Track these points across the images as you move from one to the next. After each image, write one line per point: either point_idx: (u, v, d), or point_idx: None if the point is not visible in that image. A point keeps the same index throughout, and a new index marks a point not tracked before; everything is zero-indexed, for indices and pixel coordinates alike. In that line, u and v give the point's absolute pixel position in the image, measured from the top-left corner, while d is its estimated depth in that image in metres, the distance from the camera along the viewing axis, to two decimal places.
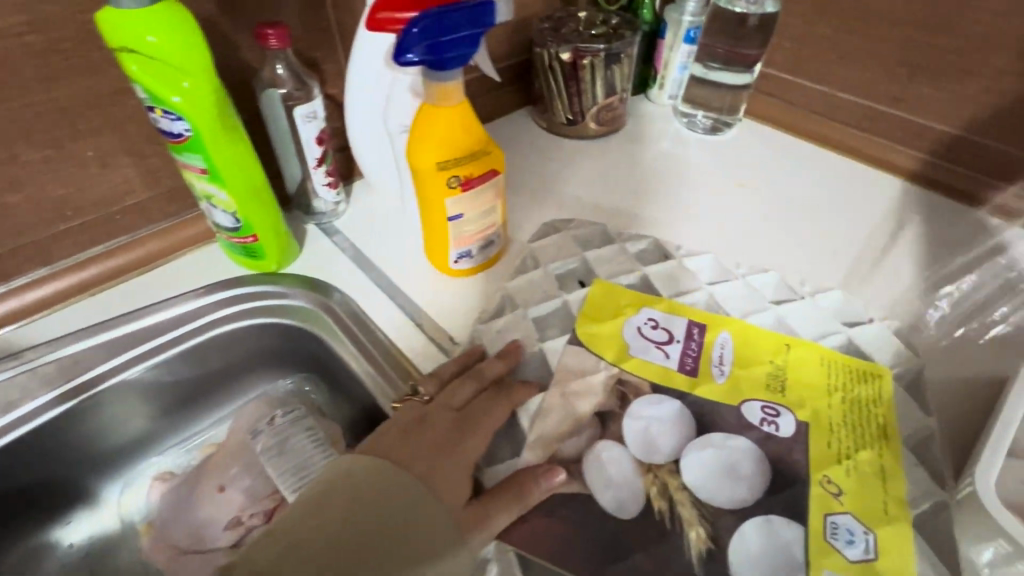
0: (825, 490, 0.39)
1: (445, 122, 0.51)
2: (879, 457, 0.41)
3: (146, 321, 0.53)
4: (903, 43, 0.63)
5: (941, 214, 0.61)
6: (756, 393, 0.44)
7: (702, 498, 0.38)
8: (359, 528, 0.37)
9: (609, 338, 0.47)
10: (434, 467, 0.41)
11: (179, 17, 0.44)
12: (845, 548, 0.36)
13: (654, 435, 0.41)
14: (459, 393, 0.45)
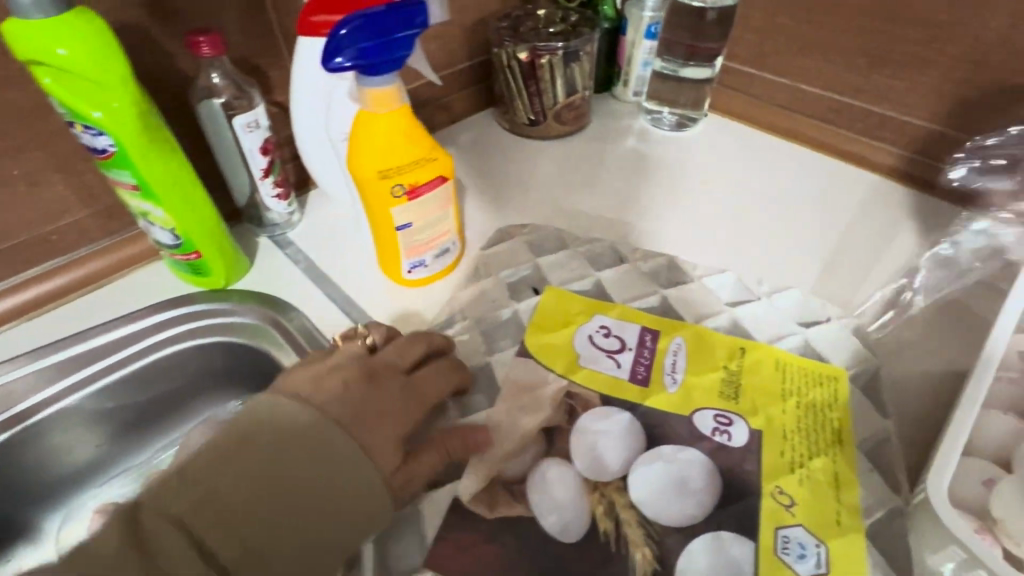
0: (778, 503, 0.33)
1: (384, 129, 0.45)
2: (832, 463, 0.35)
3: (85, 344, 0.53)
4: (859, 33, 0.67)
5: (896, 206, 0.66)
6: (709, 400, 0.38)
7: (651, 517, 0.32)
8: (281, 485, 0.33)
9: (559, 348, 0.41)
10: (376, 427, 0.36)
11: (91, 26, 0.40)
12: (796, 563, 0.31)
13: (603, 448, 0.35)
14: (410, 352, 0.40)
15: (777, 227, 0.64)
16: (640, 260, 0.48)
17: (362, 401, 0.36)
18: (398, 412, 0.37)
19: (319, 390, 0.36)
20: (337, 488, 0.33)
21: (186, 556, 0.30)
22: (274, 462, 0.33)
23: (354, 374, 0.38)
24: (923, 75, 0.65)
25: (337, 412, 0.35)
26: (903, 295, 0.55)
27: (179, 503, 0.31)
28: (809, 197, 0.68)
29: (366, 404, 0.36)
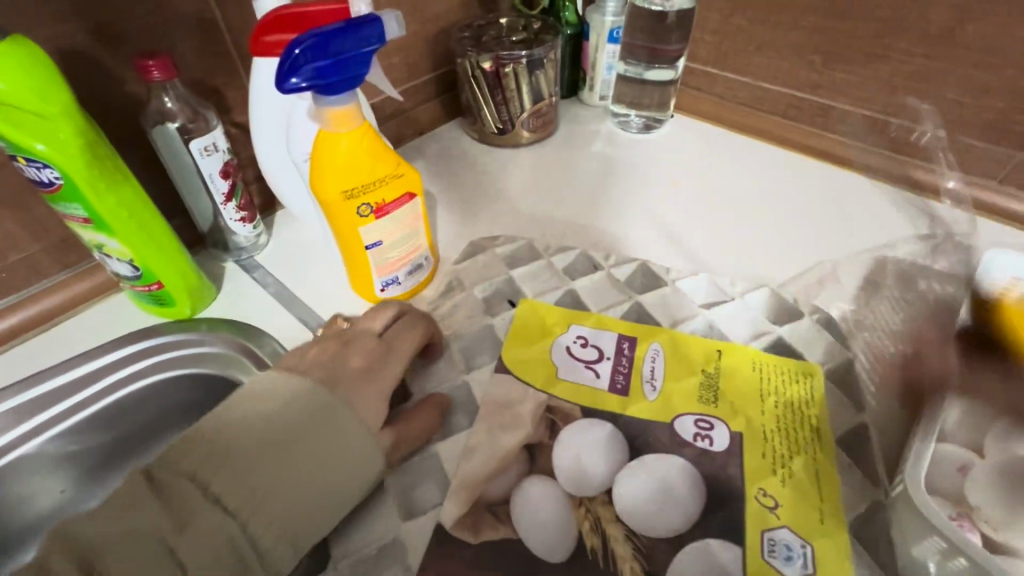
0: (763, 506, 0.33)
1: (345, 149, 0.43)
2: (813, 461, 0.36)
3: (43, 386, 0.50)
4: (814, 31, 0.69)
5: (861, 199, 0.68)
6: (688, 405, 0.37)
7: (636, 529, 0.32)
8: (277, 437, 0.34)
9: (537, 361, 0.40)
10: (359, 385, 0.38)
11: (29, 54, 0.38)
12: (783, 566, 0.31)
13: (586, 463, 0.34)
14: (379, 316, 0.42)
15: (747, 224, 0.65)
16: (613, 266, 0.48)
17: (341, 368, 0.38)
18: (377, 373, 0.39)
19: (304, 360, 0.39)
20: (331, 438, 0.35)
21: (200, 500, 0.31)
22: (269, 419, 0.35)
23: (331, 352, 0.39)
24: (876, 69, 0.67)
25: (319, 375, 0.38)
26: (870, 285, 0.57)
27: (187, 459, 0.33)
28: (777, 192, 0.70)
29: (343, 368, 0.38)
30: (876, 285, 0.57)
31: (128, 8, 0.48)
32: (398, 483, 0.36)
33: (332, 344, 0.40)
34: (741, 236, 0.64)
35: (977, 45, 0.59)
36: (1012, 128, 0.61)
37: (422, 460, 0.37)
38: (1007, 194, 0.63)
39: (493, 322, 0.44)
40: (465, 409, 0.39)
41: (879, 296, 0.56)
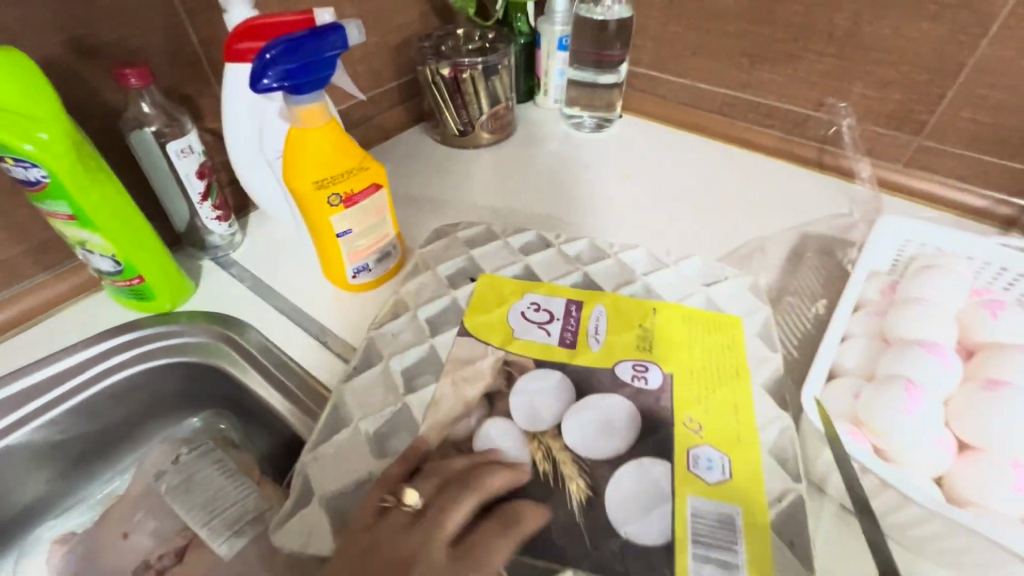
0: (687, 429, 0.39)
1: (314, 145, 0.48)
2: (732, 391, 0.42)
3: (31, 378, 0.53)
4: (738, 36, 0.77)
5: (790, 183, 0.75)
6: (627, 353, 0.43)
7: (582, 453, 0.37)
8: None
9: (495, 325, 0.45)
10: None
11: (18, 63, 0.41)
12: (705, 473, 0.37)
13: (538, 405, 0.40)
14: (456, 514, 0.34)
15: (689, 209, 0.72)
16: (563, 243, 0.54)
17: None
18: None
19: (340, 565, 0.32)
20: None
21: None
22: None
23: (393, 561, 0.32)
24: (794, 68, 0.75)
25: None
26: (795, 257, 0.64)
27: None
28: (715, 180, 0.77)
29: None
30: (799, 257, 0.65)
31: (104, 22, 0.52)
32: (374, 427, 0.40)
33: (401, 547, 0.32)
34: (683, 220, 0.70)
35: (874, 45, 0.68)
36: (910, 117, 0.70)
37: (394, 406, 0.41)
38: (908, 174, 0.73)
39: (456, 294, 0.49)
40: (432, 366, 0.43)
41: (802, 267, 0.63)
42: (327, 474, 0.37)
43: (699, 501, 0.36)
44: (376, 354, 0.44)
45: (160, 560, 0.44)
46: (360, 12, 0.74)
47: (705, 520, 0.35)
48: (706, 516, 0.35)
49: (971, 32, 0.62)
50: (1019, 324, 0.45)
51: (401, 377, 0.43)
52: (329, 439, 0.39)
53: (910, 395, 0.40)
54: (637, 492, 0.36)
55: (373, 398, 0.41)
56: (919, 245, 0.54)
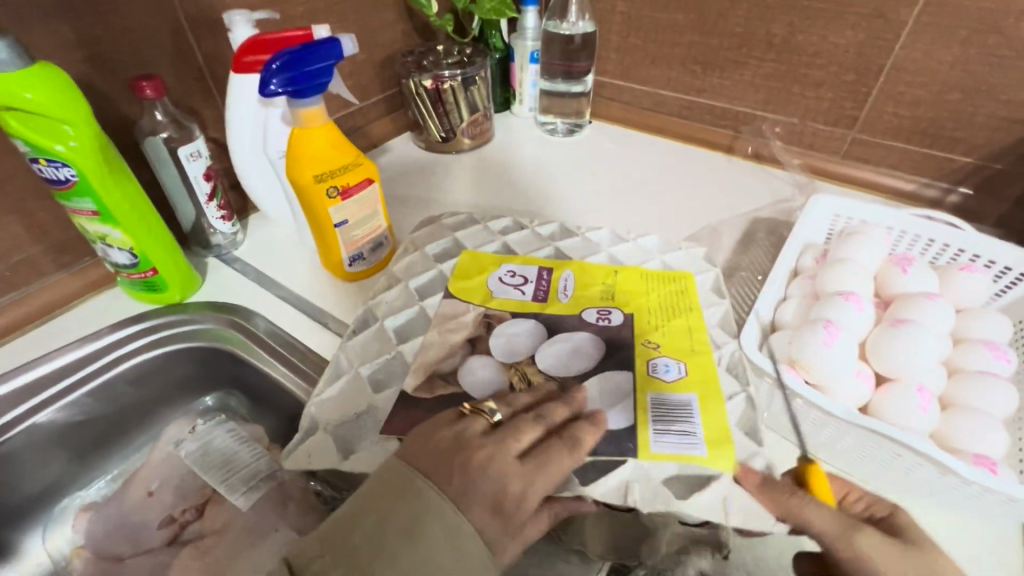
0: (647, 346, 0.46)
1: (315, 143, 0.54)
2: (686, 321, 0.49)
3: (53, 363, 0.57)
4: (691, 46, 0.85)
5: (745, 175, 0.84)
6: (591, 304, 0.50)
7: (553, 373, 0.44)
8: (390, 542, 0.32)
9: (476, 288, 0.52)
10: (485, 516, 0.34)
11: (53, 75, 0.47)
12: (664, 374, 0.44)
13: (514, 342, 0.46)
14: (526, 435, 0.38)
15: (653, 200, 0.80)
16: (538, 226, 0.61)
17: (470, 490, 0.35)
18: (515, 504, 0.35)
19: (423, 455, 0.36)
20: (449, 560, 0.32)
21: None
22: (382, 516, 0.33)
23: (472, 461, 0.36)
24: (740, 73, 0.84)
25: (451, 488, 0.35)
26: (747, 237, 0.72)
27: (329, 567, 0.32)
28: (676, 174, 0.85)
29: (478, 491, 0.35)
30: (750, 237, 0.73)
31: (120, 41, 0.58)
32: (373, 371, 0.46)
33: (476, 450, 0.36)
34: (647, 209, 0.78)
35: (807, 50, 0.77)
36: (844, 113, 0.79)
37: (390, 353, 0.47)
38: (844, 164, 0.82)
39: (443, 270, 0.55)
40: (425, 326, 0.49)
41: (753, 246, 0.71)
42: (333, 408, 0.44)
43: (659, 394, 0.43)
44: (371, 316, 0.51)
45: (183, 514, 0.50)
46: (348, 31, 0.81)
47: (664, 407, 0.42)
48: (668, 401, 0.42)
49: (887, 37, 0.71)
50: (925, 279, 0.53)
51: (398, 332, 0.49)
52: (332, 385, 0.45)
53: (829, 330, 0.47)
54: (605, 392, 0.43)
55: (372, 350, 0.48)
56: (847, 218, 0.63)
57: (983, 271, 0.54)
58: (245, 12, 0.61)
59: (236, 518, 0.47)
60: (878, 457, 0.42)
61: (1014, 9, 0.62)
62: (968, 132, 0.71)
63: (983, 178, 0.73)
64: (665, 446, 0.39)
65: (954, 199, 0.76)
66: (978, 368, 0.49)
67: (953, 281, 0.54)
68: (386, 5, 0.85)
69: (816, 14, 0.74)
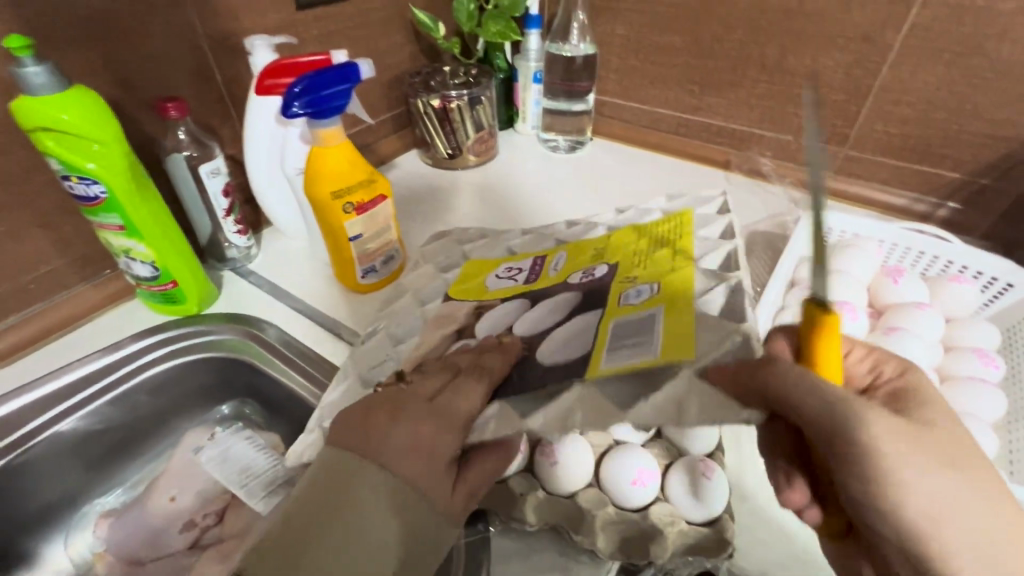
0: (625, 282, 0.43)
1: (333, 161, 0.57)
2: (671, 253, 0.45)
3: (76, 373, 0.59)
4: (688, 68, 0.89)
5: (743, 189, 0.87)
6: (579, 266, 0.48)
7: (523, 334, 0.42)
8: (327, 508, 0.34)
9: (474, 288, 0.52)
10: (406, 460, 0.36)
11: (87, 98, 0.50)
12: (634, 299, 0.41)
13: (500, 318, 0.45)
14: (430, 382, 0.40)
15: None
16: None
17: (389, 449, 0.36)
18: (434, 447, 0.37)
19: (341, 431, 0.37)
20: (383, 512, 0.34)
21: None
22: (316, 487, 0.35)
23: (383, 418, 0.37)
24: (736, 93, 0.87)
25: (369, 445, 0.36)
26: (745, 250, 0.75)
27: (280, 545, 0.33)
28: (676, 190, 0.88)
29: (390, 439, 0.36)
30: (749, 250, 0.75)
31: (145, 64, 0.61)
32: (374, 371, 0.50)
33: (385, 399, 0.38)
34: None
35: (800, 71, 0.80)
36: (837, 131, 0.82)
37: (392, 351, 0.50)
38: (837, 179, 0.85)
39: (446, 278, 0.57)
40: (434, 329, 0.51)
41: (752, 258, 0.74)
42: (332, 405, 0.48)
43: (625, 318, 0.39)
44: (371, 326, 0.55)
45: (204, 519, 0.51)
46: (359, 53, 0.85)
47: (624, 326, 0.38)
48: (631, 317, 0.39)
49: (876, 59, 0.74)
50: (916, 289, 0.56)
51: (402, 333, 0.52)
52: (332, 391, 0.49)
53: None
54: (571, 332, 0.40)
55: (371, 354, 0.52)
56: (839, 231, 0.65)
57: (970, 282, 0.57)
58: (265, 37, 0.64)
59: (255, 522, 0.49)
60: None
61: (993, 35, 0.66)
62: (955, 149, 0.75)
63: (971, 192, 0.76)
64: (618, 360, 0.36)
65: (944, 213, 0.79)
66: (968, 374, 0.51)
67: (942, 290, 0.57)
68: (395, 28, 0.89)
69: (808, 37, 0.77)
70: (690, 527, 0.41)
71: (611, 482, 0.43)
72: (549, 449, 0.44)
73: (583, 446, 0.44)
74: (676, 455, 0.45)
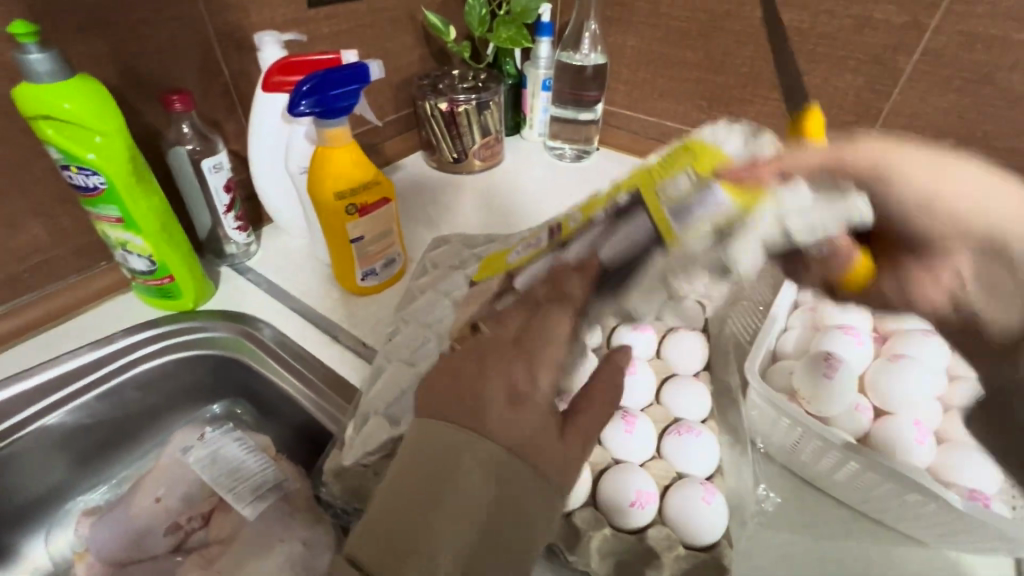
0: (653, 180, 0.40)
1: (337, 162, 0.56)
2: (689, 151, 0.42)
3: (63, 368, 0.57)
4: (699, 83, 0.89)
5: None
6: (599, 205, 0.42)
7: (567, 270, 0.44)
8: (438, 485, 0.31)
9: (498, 264, 0.49)
10: (508, 414, 0.33)
11: (91, 87, 0.49)
12: (674, 188, 0.39)
13: None
14: (509, 323, 0.39)
15: None
16: None
17: (487, 414, 0.33)
18: (531, 400, 0.35)
19: (430, 401, 0.34)
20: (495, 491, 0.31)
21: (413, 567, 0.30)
22: (423, 463, 0.32)
23: (462, 382, 0.34)
24: (745, 110, 0.87)
25: (469, 414, 0.33)
26: None
27: (386, 522, 0.31)
28: None
29: (490, 389, 0.34)
30: None
31: (152, 55, 0.60)
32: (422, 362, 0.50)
33: (464, 356, 0.36)
34: None
35: (810, 91, 0.80)
36: None
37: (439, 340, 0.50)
38: None
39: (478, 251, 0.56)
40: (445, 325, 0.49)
41: None
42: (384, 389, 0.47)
43: (673, 207, 0.38)
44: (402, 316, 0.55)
45: (189, 522, 0.50)
46: (368, 54, 0.84)
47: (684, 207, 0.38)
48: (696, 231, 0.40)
49: (886, 83, 0.74)
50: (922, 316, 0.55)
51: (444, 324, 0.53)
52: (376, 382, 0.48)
53: (851, 334, 0.51)
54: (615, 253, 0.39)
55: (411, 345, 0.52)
56: None
57: None
58: (274, 34, 0.63)
59: (242, 527, 0.48)
60: (882, 500, 0.43)
61: (1005, 64, 0.65)
62: None
63: None
64: (697, 223, 0.37)
65: None
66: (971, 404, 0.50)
67: None
68: (405, 31, 0.88)
69: (819, 57, 0.77)
70: (688, 552, 0.40)
71: (611, 500, 0.42)
72: None
73: (580, 464, 0.43)
74: (675, 476, 0.45)
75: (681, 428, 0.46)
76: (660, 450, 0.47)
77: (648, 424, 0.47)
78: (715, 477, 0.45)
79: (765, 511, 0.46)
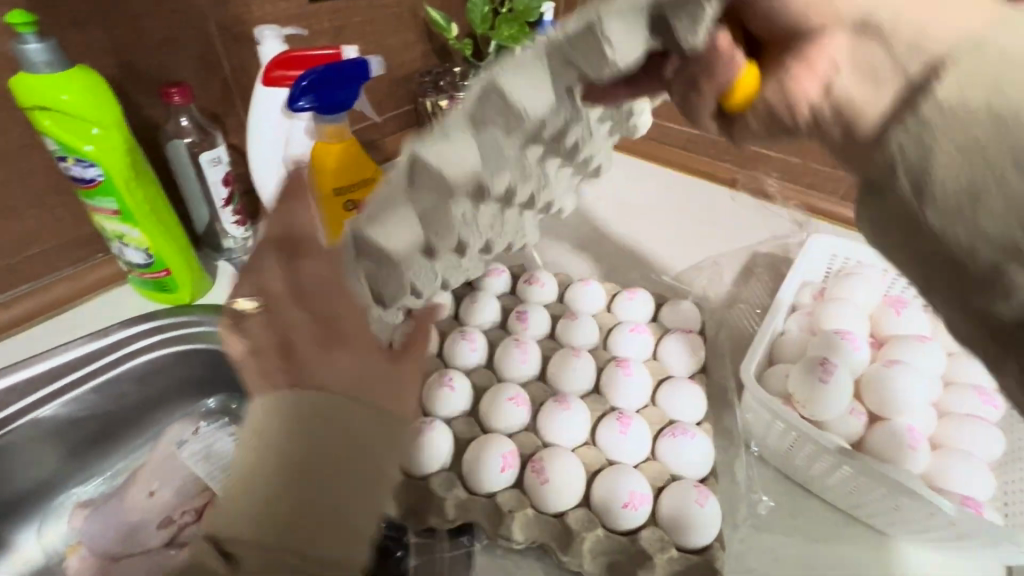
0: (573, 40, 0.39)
1: (337, 158, 0.56)
2: None
3: (54, 361, 0.56)
4: None
5: (748, 208, 0.85)
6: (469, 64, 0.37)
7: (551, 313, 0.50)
8: (291, 457, 0.27)
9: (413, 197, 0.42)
10: (323, 358, 0.30)
11: (90, 78, 0.49)
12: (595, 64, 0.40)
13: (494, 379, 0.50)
14: (275, 277, 0.34)
15: (655, 226, 0.82)
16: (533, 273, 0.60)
17: (304, 365, 0.30)
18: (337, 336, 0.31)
19: (268, 373, 0.30)
20: (337, 439, 0.28)
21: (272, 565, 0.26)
22: (262, 443, 0.28)
23: (260, 338, 0.31)
24: None
25: (291, 377, 0.29)
26: (747, 270, 0.74)
27: (245, 517, 0.27)
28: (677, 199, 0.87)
29: (283, 341, 0.31)
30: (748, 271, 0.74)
31: (153, 47, 0.60)
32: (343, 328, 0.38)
33: (253, 327, 0.32)
34: (650, 234, 0.80)
35: None
36: None
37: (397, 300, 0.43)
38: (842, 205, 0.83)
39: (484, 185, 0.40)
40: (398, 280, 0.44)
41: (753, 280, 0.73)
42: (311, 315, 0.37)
43: None
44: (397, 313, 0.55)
45: (182, 516, 0.50)
46: (369, 49, 0.83)
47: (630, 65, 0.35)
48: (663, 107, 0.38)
49: None
50: (918, 321, 0.55)
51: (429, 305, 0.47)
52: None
53: (850, 340, 0.51)
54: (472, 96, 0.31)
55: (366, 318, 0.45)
56: (843, 256, 0.63)
57: None
58: (275, 28, 0.63)
59: None
60: (875, 504, 0.43)
61: None
62: None
63: None
64: None
65: None
66: (964, 411, 0.50)
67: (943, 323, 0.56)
68: (408, 27, 0.87)
69: None
70: (681, 554, 0.40)
71: (604, 502, 0.42)
72: (539, 467, 0.43)
73: (572, 462, 0.44)
74: (669, 477, 0.45)
75: (676, 429, 0.46)
76: (654, 452, 0.47)
77: (642, 424, 0.47)
78: (709, 479, 0.45)
79: (757, 515, 0.46)
